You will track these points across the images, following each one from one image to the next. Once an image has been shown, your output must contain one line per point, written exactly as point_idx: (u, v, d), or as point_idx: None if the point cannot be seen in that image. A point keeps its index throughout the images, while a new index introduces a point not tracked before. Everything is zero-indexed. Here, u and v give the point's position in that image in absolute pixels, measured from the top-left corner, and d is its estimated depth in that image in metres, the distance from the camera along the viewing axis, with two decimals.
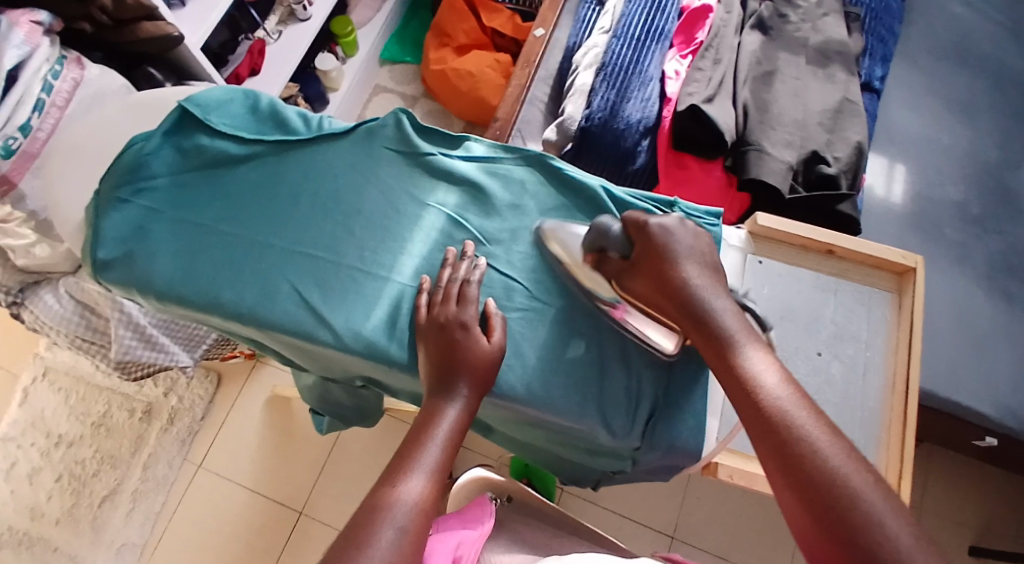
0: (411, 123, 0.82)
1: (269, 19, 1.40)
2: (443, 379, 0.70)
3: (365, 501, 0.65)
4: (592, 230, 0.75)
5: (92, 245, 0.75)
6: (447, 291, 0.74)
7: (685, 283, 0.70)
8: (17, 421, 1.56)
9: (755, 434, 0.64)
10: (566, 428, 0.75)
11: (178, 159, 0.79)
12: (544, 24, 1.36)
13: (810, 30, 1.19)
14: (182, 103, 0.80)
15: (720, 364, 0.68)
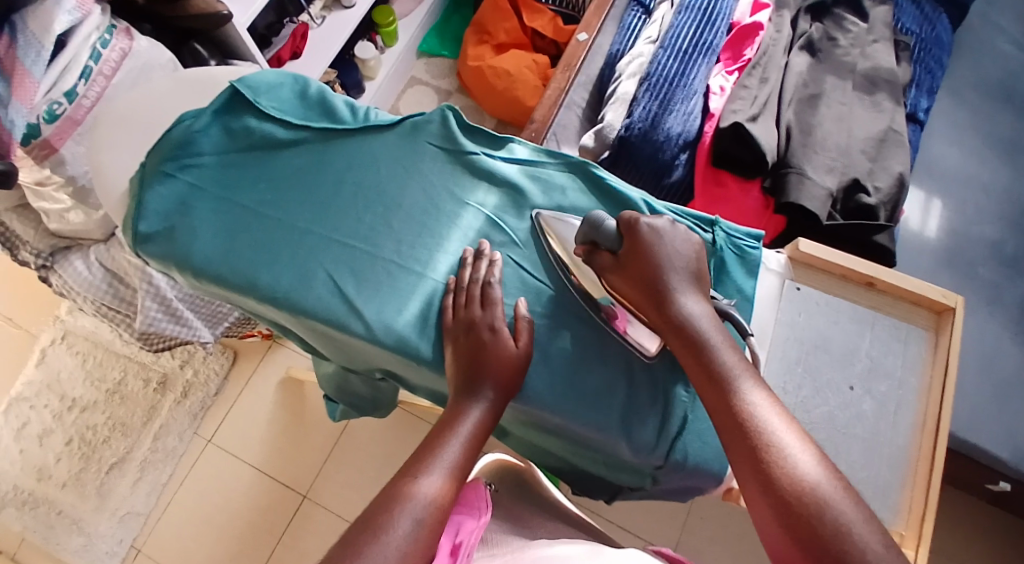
0: (457, 121, 0.82)
1: (314, 3, 1.41)
2: (470, 379, 0.70)
3: (383, 491, 0.65)
4: (585, 221, 0.74)
5: (134, 218, 0.76)
6: (469, 292, 0.74)
7: (673, 289, 0.71)
8: (32, 382, 1.58)
9: (730, 443, 0.66)
10: (589, 441, 0.75)
11: (226, 138, 0.79)
12: (588, 29, 1.34)
13: (858, 55, 1.19)
14: (234, 84, 0.80)
15: (700, 373, 0.68)
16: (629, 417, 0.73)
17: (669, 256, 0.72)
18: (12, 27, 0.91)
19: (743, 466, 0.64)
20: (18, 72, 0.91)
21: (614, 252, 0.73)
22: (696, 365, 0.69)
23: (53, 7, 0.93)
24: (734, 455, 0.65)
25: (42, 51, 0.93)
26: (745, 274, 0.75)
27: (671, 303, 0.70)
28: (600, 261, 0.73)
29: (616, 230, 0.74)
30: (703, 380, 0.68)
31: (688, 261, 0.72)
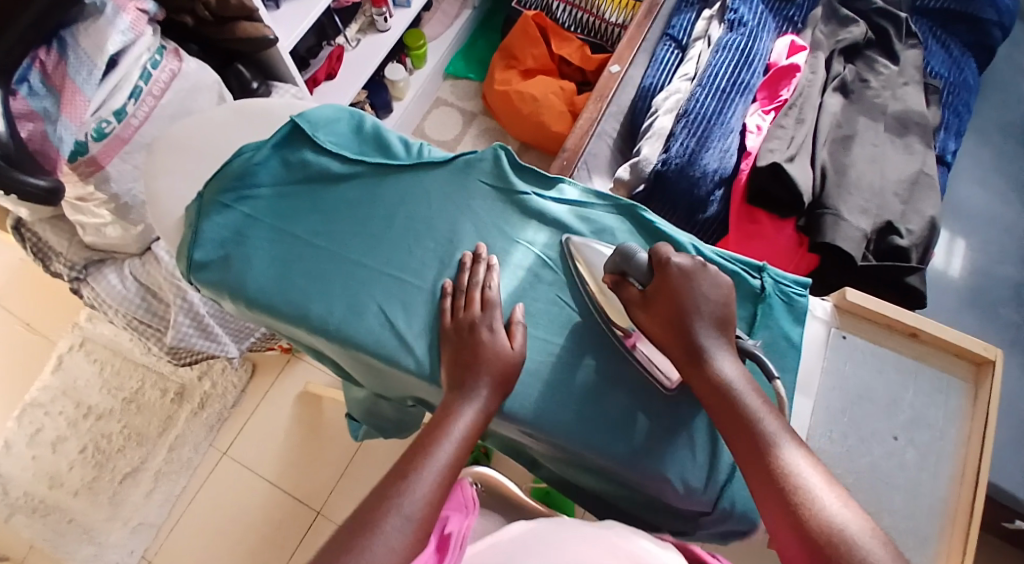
0: (509, 160, 0.82)
1: (350, 27, 1.46)
2: (462, 380, 0.71)
3: (375, 490, 0.67)
4: (616, 253, 0.75)
5: (189, 246, 0.77)
6: (469, 295, 0.75)
7: (699, 334, 0.71)
8: (48, 388, 1.57)
9: (758, 488, 0.65)
10: (639, 485, 0.75)
11: (283, 170, 0.80)
12: (620, 62, 1.34)
13: (889, 97, 1.20)
14: (294, 118, 0.81)
15: (728, 423, 0.68)
16: (664, 458, 0.73)
17: (700, 299, 0.71)
18: (64, 43, 0.94)
19: (777, 516, 0.63)
20: (68, 88, 0.94)
21: (642, 286, 0.74)
22: (725, 412, 0.68)
23: (108, 27, 0.96)
24: (765, 508, 0.64)
25: (94, 70, 0.96)
26: (791, 319, 0.77)
27: (697, 349, 0.70)
28: (628, 293, 0.74)
29: (647, 263, 0.74)
30: (735, 428, 0.67)
31: (716, 307, 0.72)
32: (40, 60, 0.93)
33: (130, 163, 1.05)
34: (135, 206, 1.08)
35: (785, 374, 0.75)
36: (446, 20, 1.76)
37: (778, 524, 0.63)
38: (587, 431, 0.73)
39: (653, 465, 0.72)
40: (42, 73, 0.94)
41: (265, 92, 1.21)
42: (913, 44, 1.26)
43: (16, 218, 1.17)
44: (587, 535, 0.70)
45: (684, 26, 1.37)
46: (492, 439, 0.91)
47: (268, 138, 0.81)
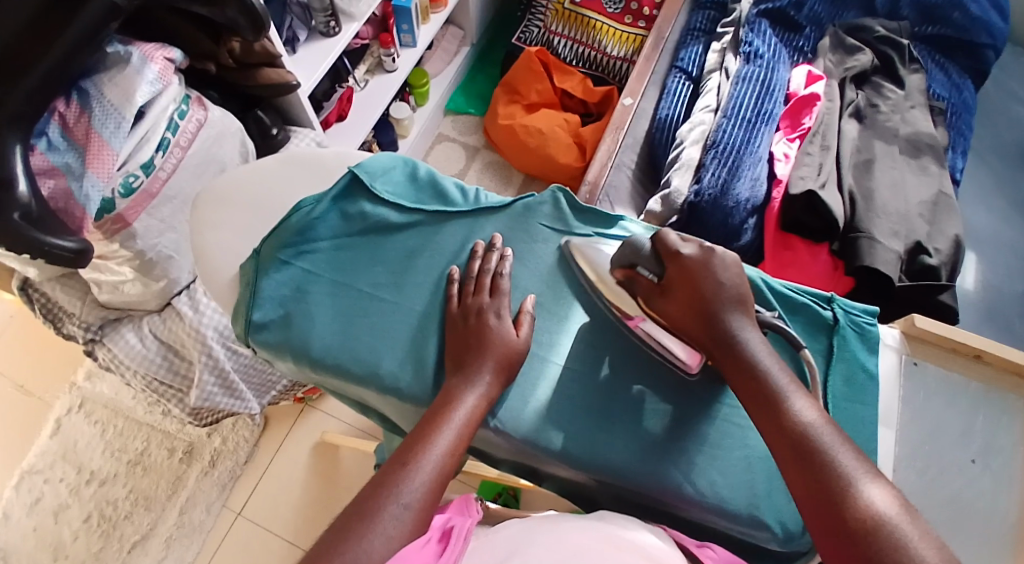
0: (568, 202, 0.83)
1: (359, 68, 1.56)
2: (466, 363, 0.72)
3: (376, 476, 0.66)
4: (625, 247, 0.76)
5: (248, 306, 0.76)
6: (478, 280, 0.77)
7: (724, 316, 0.71)
8: (46, 453, 1.50)
9: (779, 456, 0.64)
10: (735, 533, 0.73)
11: (342, 223, 0.80)
12: (632, 94, 1.38)
13: (900, 121, 1.22)
14: (352, 169, 0.83)
15: (763, 413, 0.66)
16: (720, 477, 0.72)
17: (722, 287, 0.72)
18: (86, 94, 0.91)
19: (813, 507, 0.61)
20: (94, 142, 0.91)
21: (655, 278, 0.75)
22: (760, 401, 0.67)
23: (136, 76, 0.93)
24: (801, 500, 0.62)
25: (122, 121, 0.92)
26: (865, 350, 0.78)
27: (726, 336, 0.70)
28: (640, 283, 0.75)
29: (657, 254, 0.75)
30: (768, 420, 0.66)
31: (742, 295, 0.72)
32: (60, 113, 0.90)
33: (158, 217, 1.03)
34: (159, 262, 1.04)
35: (867, 405, 0.75)
36: (446, 57, 1.81)
37: (814, 516, 0.60)
38: (613, 431, 0.73)
39: (703, 476, 0.72)
40: (63, 127, 0.90)
41: (284, 138, 1.26)
42: (916, 68, 1.29)
43: (23, 277, 1.12)
44: (586, 525, 0.67)
45: (693, 59, 1.38)
46: (549, 482, 0.84)
47: (326, 191, 0.82)
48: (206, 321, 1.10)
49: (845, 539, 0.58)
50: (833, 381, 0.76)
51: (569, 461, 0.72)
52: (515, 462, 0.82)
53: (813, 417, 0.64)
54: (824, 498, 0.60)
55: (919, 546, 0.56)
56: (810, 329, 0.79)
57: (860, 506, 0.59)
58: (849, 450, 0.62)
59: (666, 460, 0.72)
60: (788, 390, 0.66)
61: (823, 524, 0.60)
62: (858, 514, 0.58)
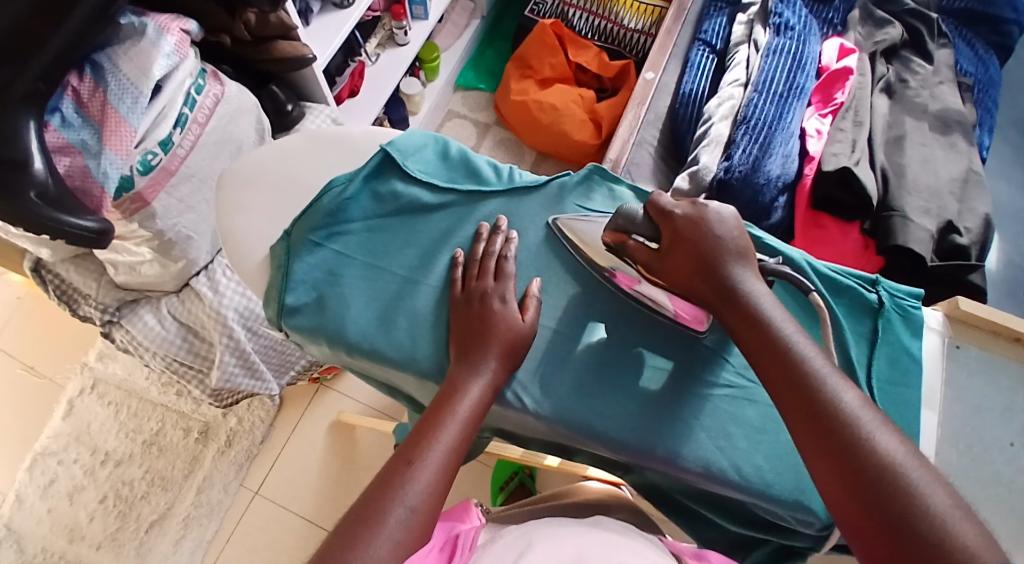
0: (603, 181, 0.83)
1: (370, 42, 1.52)
2: (470, 352, 0.70)
3: (379, 476, 0.65)
4: (615, 217, 0.73)
5: (281, 290, 0.75)
6: (483, 264, 0.75)
7: (730, 274, 0.68)
8: (60, 435, 1.48)
9: (796, 421, 0.61)
10: (782, 519, 0.72)
11: (374, 204, 0.79)
12: (654, 68, 1.34)
13: (928, 97, 1.18)
14: (384, 147, 0.81)
15: (774, 366, 0.64)
16: (768, 464, 0.70)
17: (724, 240, 0.69)
18: (101, 69, 0.87)
19: (825, 463, 0.59)
20: (111, 117, 0.87)
21: (651, 243, 0.72)
22: (769, 357, 0.64)
23: (152, 49, 0.89)
24: (811, 455, 0.60)
25: (140, 97, 0.89)
26: (909, 333, 0.76)
27: (730, 291, 0.68)
28: (633, 249, 0.72)
29: (648, 219, 0.72)
30: (780, 376, 0.63)
31: (744, 248, 0.70)
32: (74, 88, 0.86)
33: (176, 197, 1.00)
34: (179, 242, 1.02)
35: (911, 388, 0.74)
36: (455, 31, 1.78)
37: (825, 472, 0.59)
38: (655, 416, 0.72)
39: (749, 461, 0.70)
40: (77, 102, 0.87)
41: (298, 115, 1.23)
42: (945, 42, 1.25)
43: (35, 259, 1.09)
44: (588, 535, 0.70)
45: (717, 31, 1.35)
46: (580, 456, 0.82)
47: (357, 169, 0.80)
48: (226, 302, 1.09)
49: (860, 492, 0.57)
50: (877, 363, 0.75)
51: (610, 445, 0.72)
52: (545, 441, 0.81)
53: (825, 370, 0.62)
54: (841, 453, 0.58)
55: (936, 497, 0.55)
56: (854, 311, 0.78)
57: (873, 459, 0.57)
58: (860, 401, 0.61)
59: (702, 443, 0.71)
60: (796, 341, 0.64)
61: (835, 480, 0.58)
62: (873, 466, 0.57)
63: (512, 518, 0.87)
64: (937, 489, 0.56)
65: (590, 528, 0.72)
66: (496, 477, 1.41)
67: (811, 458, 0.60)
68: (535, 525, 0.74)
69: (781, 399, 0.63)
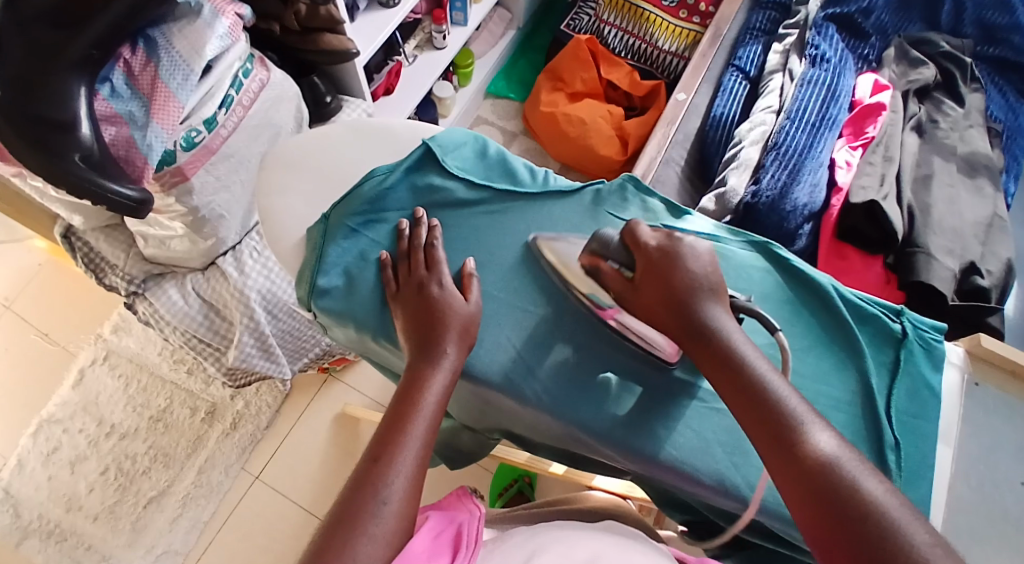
0: (637, 190, 0.85)
1: (408, 43, 1.55)
2: (427, 343, 0.72)
3: (354, 473, 0.65)
4: (593, 240, 0.75)
5: (313, 271, 0.78)
6: (415, 256, 0.77)
7: (701, 310, 0.69)
8: (67, 403, 1.50)
9: (773, 461, 0.61)
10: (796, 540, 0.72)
11: (412, 196, 0.82)
12: (686, 89, 1.36)
13: (957, 139, 1.19)
14: (425, 142, 0.84)
15: (746, 405, 0.64)
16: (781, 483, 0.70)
17: (699, 275, 0.70)
18: (154, 43, 0.89)
19: (802, 500, 0.58)
20: (160, 92, 0.89)
21: (625, 270, 0.73)
22: (742, 395, 0.64)
23: (206, 29, 0.91)
24: (790, 494, 0.59)
25: (190, 75, 0.91)
26: (931, 367, 0.77)
27: (702, 328, 0.68)
28: (608, 276, 0.74)
29: (624, 245, 0.74)
30: (752, 411, 0.63)
31: (716, 284, 0.70)
32: (126, 60, 0.88)
33: (214, 174, 1.02)
34: (211, 220, 1.04)
35: (928, 421, 0.75)
36: (491, 40, 1.80)
37: (804, 508, 0.58)
38: (670, 425, 0.73)
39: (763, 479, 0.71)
40: (128, 74, 0.89)
41: (337, 107, 1.25)
42: (977, 87, 1.27)
43: (66, 226, 1.11)
44: (597, 546, 0.68)
45: (751, 58, 1.37)
46: (588, 465, 0.84)
47: (399, 161, 0.84)
48: (250, 283, 1.10)
49: (839, 531, 0.55)
50: (896, 393, 0.76)
51: (623, 451, 0.72)
52: (555, 448, 0.83)
53: (796, 408, 0.62)
54: (818, 492, 0.57)
55: (919, 534, 0.53)
56: (877, 341, 0.78)
57: (850, 495, 0.56)
58: (833, 437, 0.60)
59: (717, 457, 0.71)
60: (767, 377, 0.64)
61: (814, 519, 0.57)
62: (850, 501, 0.56)
63: (514, 519, 0.87)
64: (919, 526, 0.54)
65: (596, 532, 0.72)
66: (496, 481, 1.41)
67: (788, 499, 0.59)
68: (535, 528, 0.74)
69: (758, 439, 0.62)
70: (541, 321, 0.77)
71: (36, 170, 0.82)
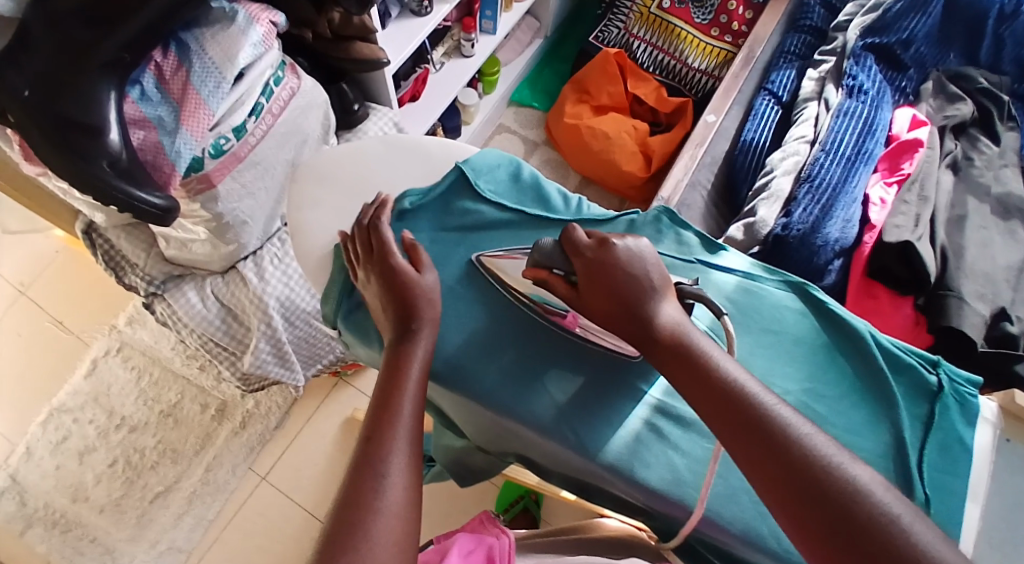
0: (671, 222, 0.83)
1: (437, 50, 1.54)
2: (404, 322, 0.70)
3: (353, 460, 0.63)
4: (534, 248, 0.73)
5: (343, 291, 0.77)
6: (365, 233, 0.76)
7: (652, 306, 0.69)
8: (78, 393, 1.49)
9: (735, 445, 0.61)
10: None
11: (444, 218, 0.81)
12: (715, 111, 1.34)
13: (992, 179, 1.17)
14: (460, 165, 0.84)
15: (703, 392, 0.64)
16: None
17: (643, 275, 0.70)
18: (187, 48, 0.88)
19: (777, 484, 0.58)
20: (190, 99, 0.88)
21: (570, 278, 0.72)
22: (702, 385, 0.64)
23: (240, 37, 0.90)
24: (758, 476, 0.59)
25: (222, 82, 0.90)
26: (963, 422, 0.75)
27: (652, 324, 0.68)
28: (553, 283, 0.72)
29: (562, 251, 0.72)
30: (714, 400, 0.63)
31: (662, 282, 0.70)
32: (157, 64, 0.88)
33: (241, 182, 1.01)
34: (234, 226, 1.03)
35: (960, 478, 0.72)
36: (518, 48, 1.78)
37: (779, 491, 0.58)
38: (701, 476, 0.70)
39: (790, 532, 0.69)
40: (158, 79, 0.88)
41: (363, 115, 1.24)
42: (1013, 126, 1.24)
43: (89, 222, 1.10)
44: None
45: (784, 83, 1.35)
46: (600, 497, 0.82)
47: (434, 185, 0.83)
48: (270, 290, 1.09)
49: (810, 504, 0.56)
50: (928, 449, 0.73)
51: (649, 495, 0.70)
52: (570, 477, 0.80)
53: (756, 390, 0.63)
54: (789, 471, 0.58)
55: (885, 500, 0.56)
56: (910, 393, 0.77)
57: (820, 466, 0.57)
58: (791, 411, 0.62)
59: (745, 507, 0.69)
60: (726, 364, 0.65)
61: (786, 504, 0.57)
62: (821, 478, 0.57)
63: (528, 547, 0.86)
64: (883, 492, 0.57)
65: None
66: (503, 495, 1.40)
67: (760, 484, 0.59)
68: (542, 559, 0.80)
69: (717, 427, 0.62)
70: (573, 359, 0.75)
71: (65, 176, 0.81)
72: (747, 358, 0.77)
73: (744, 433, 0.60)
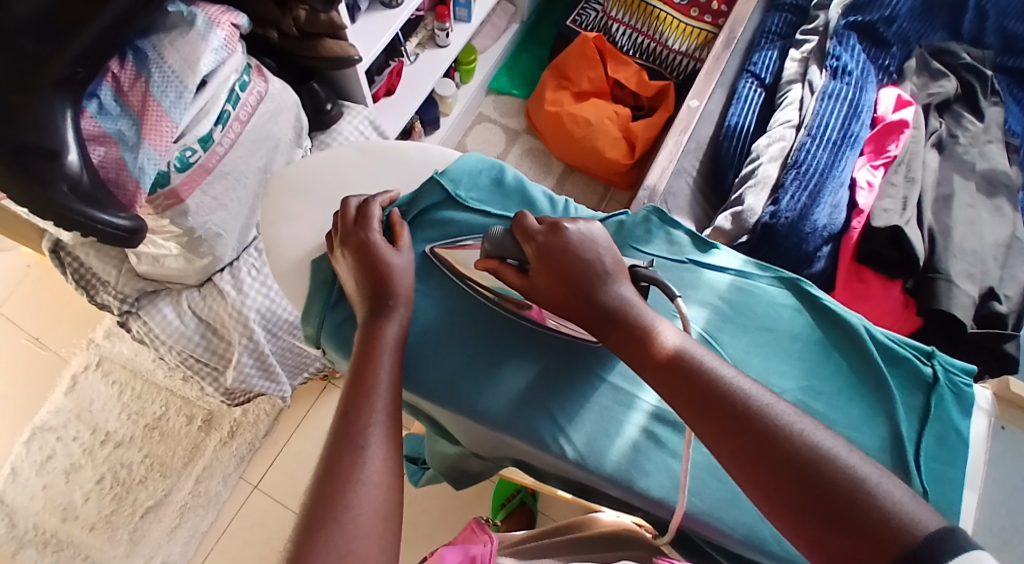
0: (660, 220, 0.82)
1: (410, 41, 1.50)
2: (377, 300, 0.69)
3: (326, 450, 0.60)
4: (488, 241, 0.71)
5: (322, 306, 0.74)
6: (348, 209, 0.75)
7: (605, 287, 0.67)
8: (60, 410, 1.46)
9: (697, 423, 0.59)
10: None
11: (427, 232, 0.79)
12: (698, 96, 1.31)
13: (978, 155, 1.15)
14: (436, 176, 0.80)
15: (662, 372, 0.62)
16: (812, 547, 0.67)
17: (593, 258, 0.68)
18: (145, 56, 0.84)
19: (743, 459, 0.56)
20: (151, 111, 0.84)
21: (523, 267, 0.70)
22: (664, 367, 0.62)
23: (200, 42, 0.87)
24: (724, 452, 0.57)
25: (183, 92, 0.86)
26: (960, 413, 0.73)
27: (610, 306, 0.66)
28: (508, 278, 0.70)
29: (514, 241, 0.70)
30: (675, 382, 0.61)
31: (616, 263, 0.68)
32: (114, 74, 0.83)
33: (210, 194, 0.98)
34: (207, 240, 1.00)
35: (956, 467, 0.71)
36: (494, 34, 1.74)
37: (747, 465, 0.56)
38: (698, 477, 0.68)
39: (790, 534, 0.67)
40: (117, 90, 0.84)
41: (337, 114, 1.21)
42: (997, 100, 1.22)
43: (55, 240, 1.05)
44: None
45: (767, 64, 1.32)
46: (597, 496, 0.79)
47: (415, 197, 0.80)
48: (249, 303, 1.06)
49: (779, 475, 0.55)
50: (924, 441, 0.72)
51: (652, 503, 0.68)
52: (565, 479, 0.78)
53: (716, 366, 0.61)
54: (754, 444, 0.56)
55: (850, 459, 0.54)
56: (907, 385, 0.75)
57: (785, 435, 0.56)
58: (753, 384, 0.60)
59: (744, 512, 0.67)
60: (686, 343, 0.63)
61: (757, 478, 0.56)
62: (787, 446, 0.55)
63: (526, 552, 0.84)
64: (848, 452, 0.55)
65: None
66: (496, 493, 1.38)
67: (728, 460, 0.57)
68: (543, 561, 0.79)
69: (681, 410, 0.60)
70: (561, 360, 0.72)
71: (25, 203, 0.79)
72: (742, 359, 0.75)
73: (706, 410, 0.59)
